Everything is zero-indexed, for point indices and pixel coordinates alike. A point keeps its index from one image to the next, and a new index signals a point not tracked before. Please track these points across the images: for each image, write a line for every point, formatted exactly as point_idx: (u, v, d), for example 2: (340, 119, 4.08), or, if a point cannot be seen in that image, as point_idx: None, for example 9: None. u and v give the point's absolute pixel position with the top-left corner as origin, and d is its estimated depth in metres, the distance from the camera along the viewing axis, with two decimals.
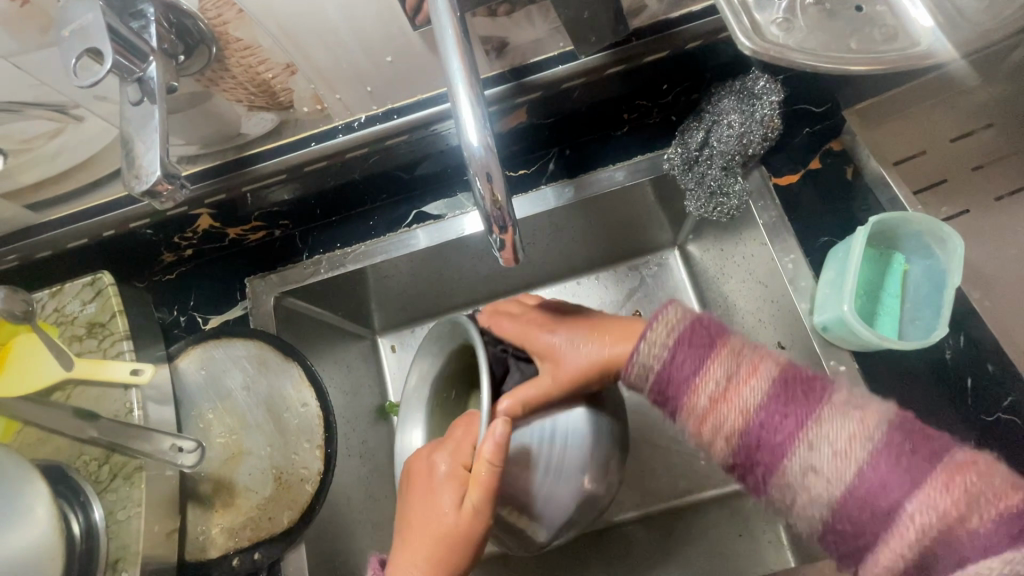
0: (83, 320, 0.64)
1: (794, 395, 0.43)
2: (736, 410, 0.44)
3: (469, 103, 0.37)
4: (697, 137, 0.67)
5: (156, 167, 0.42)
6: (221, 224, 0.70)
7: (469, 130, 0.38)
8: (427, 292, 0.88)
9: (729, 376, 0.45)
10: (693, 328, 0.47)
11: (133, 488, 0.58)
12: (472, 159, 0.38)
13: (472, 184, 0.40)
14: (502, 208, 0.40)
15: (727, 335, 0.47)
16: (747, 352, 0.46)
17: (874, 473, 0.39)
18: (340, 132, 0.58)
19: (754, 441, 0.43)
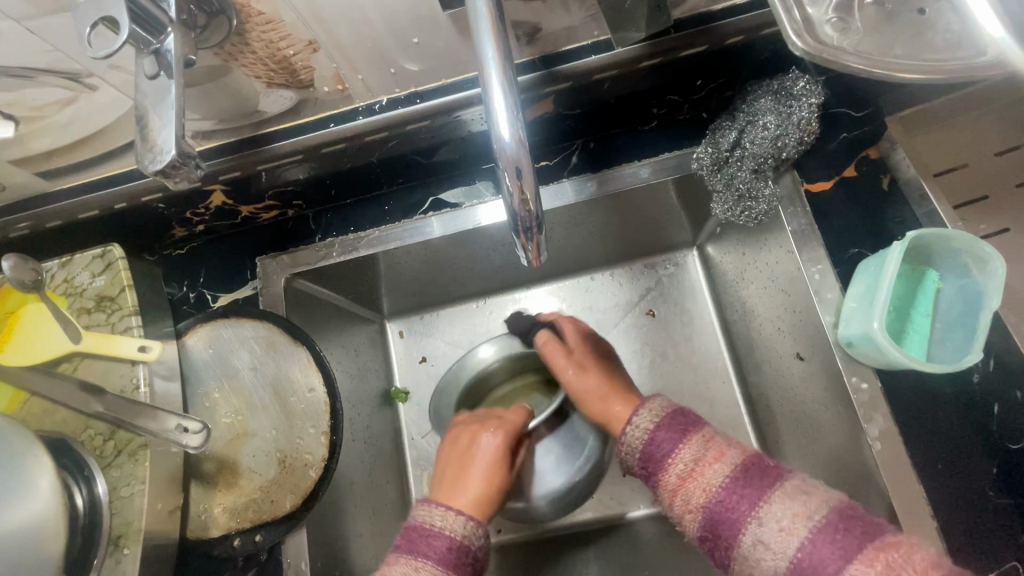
0: (92, 292, 0.64)
1: (761, 483, 0.49)
2: (699, 487, 0.51)
3: (502, 94, 0.35)
4: (729, 137, 0.64)
5: (171, 145, 0.40)
6: (234, 201, 0.69)
7: (501, 123, 0.36)
8: (439, 279, 0.87)
9: (698, 457, 0.52)
10: (666, 424, 0.56)
11: (137, 465, 0.57)
12: (501, 155, 0.36)
13: (500, 179, 0.38)
14: (531, 208, 0.38)
15: (702, 425, 0.55)
16: (718, 441, 0.53)
17: (814, 549, 0.44)
18: (360, 115, 0.56)
19: (712, 515, 0.49)
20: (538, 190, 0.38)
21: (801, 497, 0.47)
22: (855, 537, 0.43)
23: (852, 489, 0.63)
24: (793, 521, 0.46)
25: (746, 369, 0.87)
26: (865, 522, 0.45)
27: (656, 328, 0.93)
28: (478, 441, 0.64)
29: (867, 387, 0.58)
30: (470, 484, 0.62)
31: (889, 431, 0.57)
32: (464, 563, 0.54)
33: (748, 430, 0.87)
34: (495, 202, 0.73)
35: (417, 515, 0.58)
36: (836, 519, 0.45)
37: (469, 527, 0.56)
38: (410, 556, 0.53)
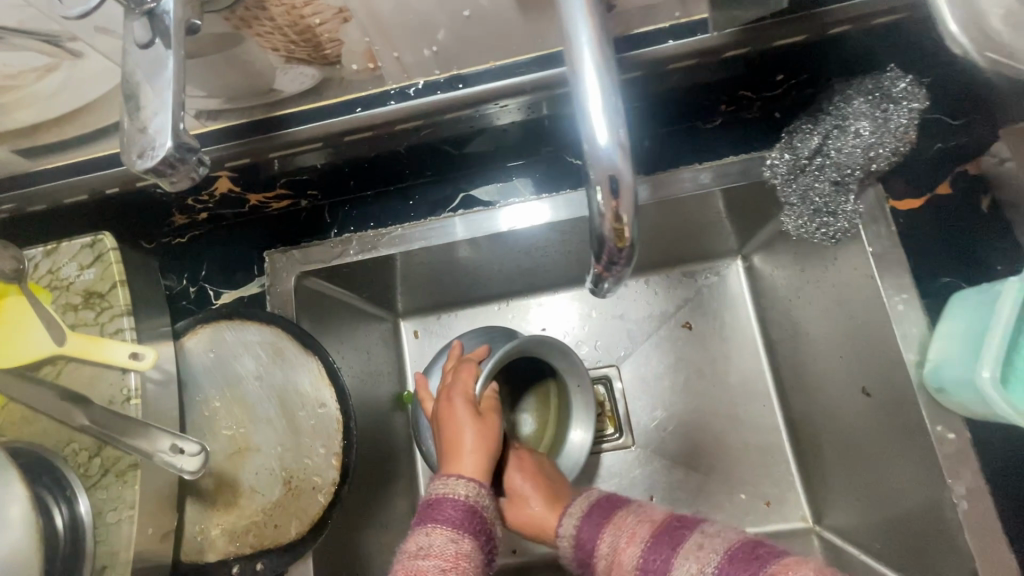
0: (80, 287, 0.56)
1: (668, 545, 0.47)
2: (623, 571, 0.49)
3: (600, 85, 0.28)
4: (810, 143, 0.57)
5: (167, 137, 0.32)
6: (241, 189, 0.61)
7: (593, 121, 0.29)
8: (461, 279, 0.80)
9: (614, 546, 0.51)
10: (591, 513, 0.56)
11: (126, 488, 0.51)
12: (595, 162, 0.29)
13: (590, 196, 0.30)
14: (624, 240, 0.30)
15: (620, 509, 0.54)
16: (630, 519, 0.52)
17: None
18: (392, 99, 0.48)
19: None
20: (638, 217, 0.30)
21: (698, 551, 0.46)
22: (749, 570, 0.43)
23: (919, 545, 0.56)
24: (697, 573, 0.45)
25: (789, 393, 0.80)
26: (757, 555, 0.44)
27: (693, 342, 0.85)
28: (452, 402, 0.59)
29: (954, 438, 0.52)
30: (464, 443, 0.56)
31: (979, 489, 0.51)
32: (475, 522, 0.51)
33: (788, 459, 0.80)
34: (523, 205, 0.65)
35: (427, 492, 0.54)
36: (731, 564, 0.44)
37: (473, 487, 0.53)
38: (422, 526, 0.50)
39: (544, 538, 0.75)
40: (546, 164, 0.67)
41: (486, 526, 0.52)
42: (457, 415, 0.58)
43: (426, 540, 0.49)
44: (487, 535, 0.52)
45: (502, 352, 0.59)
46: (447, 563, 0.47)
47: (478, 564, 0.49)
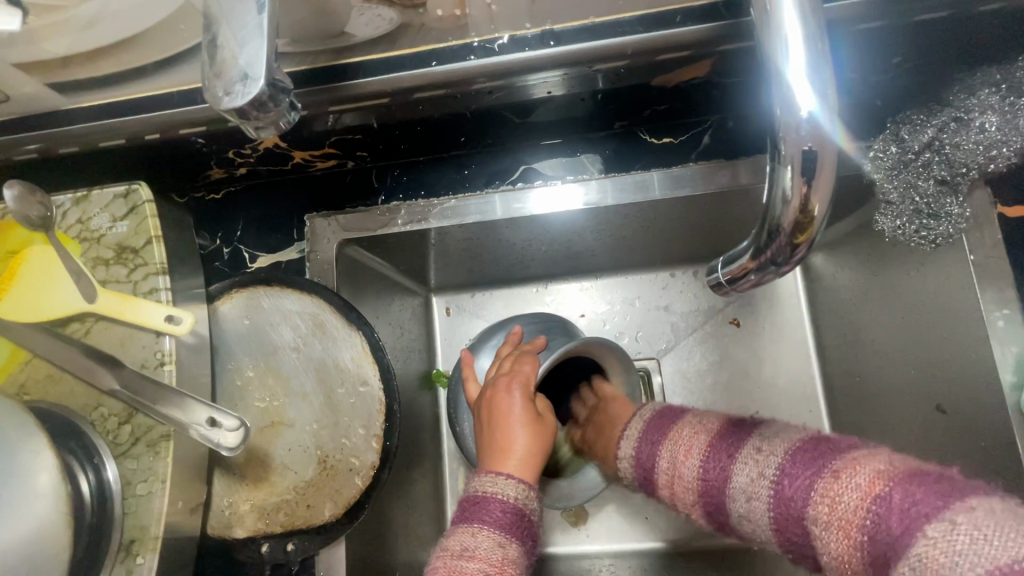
0: (111, 240, 0.52)
1: (734, 449, 0.47)
2: (687, 468, 0.49)
3: (805, 58, 0.28)
4: (922, 136, 0.54)
5: (261, 72, 0.28)
6: (288, 145, 0.56)
7: (801, 88, 0.28)
8: (502, 255, 0.73)
9: (676, 447, 0.50)
10: (645, 432, 0.54)
11: (157, 459, 0.48)
12: (791, 135, 0.29)
13: (775, 176, 0.31)
14: (805, 236, 0.32)
15: (682, 416, 0.53)
16: (691, 428, 0.51)
17: (787, 487, 0.41)
18: (473, 54, 0.43)
19: (706, 497, 0.47)
20: (827, 207, 0.31)
21: (763, 449, 0.45)
22: (810, 467, 0.41)
23: None
24: (761, 467, 0.44)
25: None
26: (831, 446, 0.42)
27: (743, 341, 0.77)
28: (509, 397, 0.55)
29: None
30: (514, 444, 0.53)
31: None
32: (522, 526, 0.48)
33: None
34: (560, 188, 0.61)
35: (471, 486, 0.51)
36: (795, 455, 0.43)
37: (523, 490, 0.49)
38: (467, 524, 0.47)
39: (570, 530, 0.72)
40: (616, 141, 0.63)
41: (532, 530, 0.49)
42: (511, 412, 0.54)
43: (471, 541, 0.46)
44: (532, 537, 0.49)
45: (570, 347, 0.57)
46: (492, 568, 0.44)
47: (522, 571, 0.46)
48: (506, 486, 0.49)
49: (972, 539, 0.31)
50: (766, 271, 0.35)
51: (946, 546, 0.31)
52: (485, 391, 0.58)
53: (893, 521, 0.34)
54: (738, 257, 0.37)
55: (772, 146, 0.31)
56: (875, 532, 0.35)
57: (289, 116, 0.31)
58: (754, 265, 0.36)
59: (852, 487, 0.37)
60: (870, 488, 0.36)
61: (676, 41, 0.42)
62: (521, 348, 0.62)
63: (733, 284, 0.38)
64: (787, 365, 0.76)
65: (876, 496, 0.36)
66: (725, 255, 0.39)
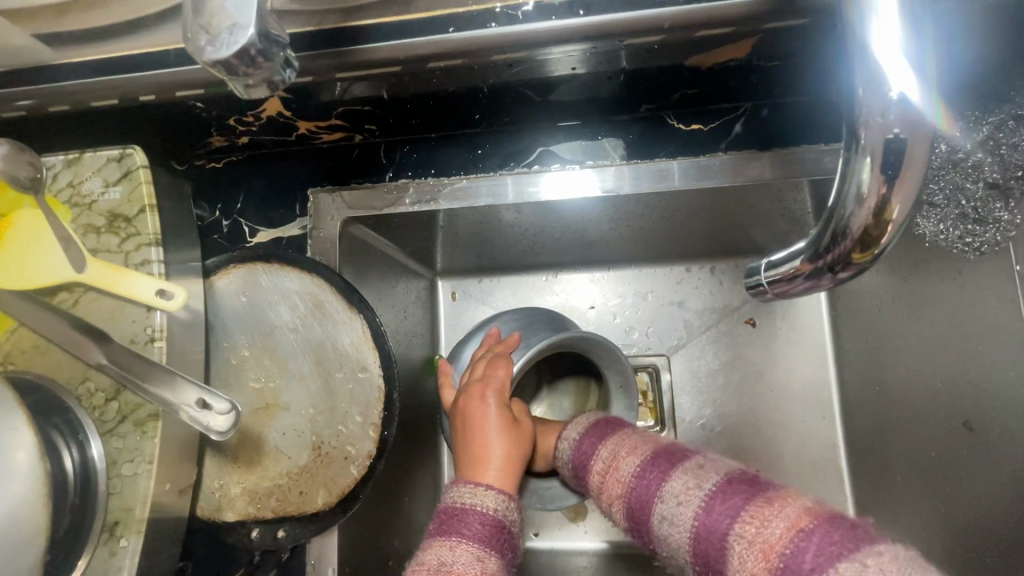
0: (103, 207, 0.49)
1: (665, 467, 0.45)
2: (616, 481, 0.47)
3: (902, 34, 0.25)
4: (978, 134, 0.50)
5: (251, 19, 0.26)
6: (292, 114, 0.53)
7: (896, 69, 0.26)
8: (513, 241, 0.70)
9: (614, 453, 0.49)
10: (591, 432, 0.53)
11: (145, 439, 0.46)
12: (875, 121, 0.26)
13: (850, 170, 0.28)
14: (866, 257, 0.29)
15: (625, 429, 0.52)
16: (634, 438, 0.50)
17: (706, 515, 0.40)
18: (494, 22, 0.39)
19: (632, 507, 0.45)
20: (907, 214, 0.28)
21: (697, 469, 0.44)
22: (739, 497, 0.40)
23: None
24: (688, 490, 0.43)
25: None
26: (757, 484, 0.41)
27: (758, 342, 0.74)
28: (483, 404, 0.54)
29: None
30: (490, 452, 0.51)
31: None
32: (502, 539, 0.46)
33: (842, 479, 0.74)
34: (579, 174, 0.58)
35: (448, 496, 0.48)
36: (723, 486, 0.42)
37: (503, 501, 0.47)
38: (444, 537, 0.45)
39: (567, 526, 0.70)
40: (641, 126, 0.59)
41: (513, 542, 0.47)
42: (486, 420, 0.53)
43: (449, 556, 0.44)
44: (513, 549, 0.47)
45: (543, 346, 0.55)
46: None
47: None
48: (484, 498, 0.47)
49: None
50: (820, 277, 0.32)
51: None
52: (459, 398, 0.56)
53: (809, 556, 0.35)
54: (789, 260, 0.33)
55: (850, 135, 0.28)
56: (791, 560, 0.36)
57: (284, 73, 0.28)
58: (807, 270, 0.32)
59: (774, 524, 0.37)
60: (794, 523, 0.37)
61: (718, 15, 0.38)
62: (495, 350, 0.59)
63: (776, 289, 0.35)
64: (803, 369, 0.73)
65: (800, 531, 0.36)
66: (770, 258, 0.35)
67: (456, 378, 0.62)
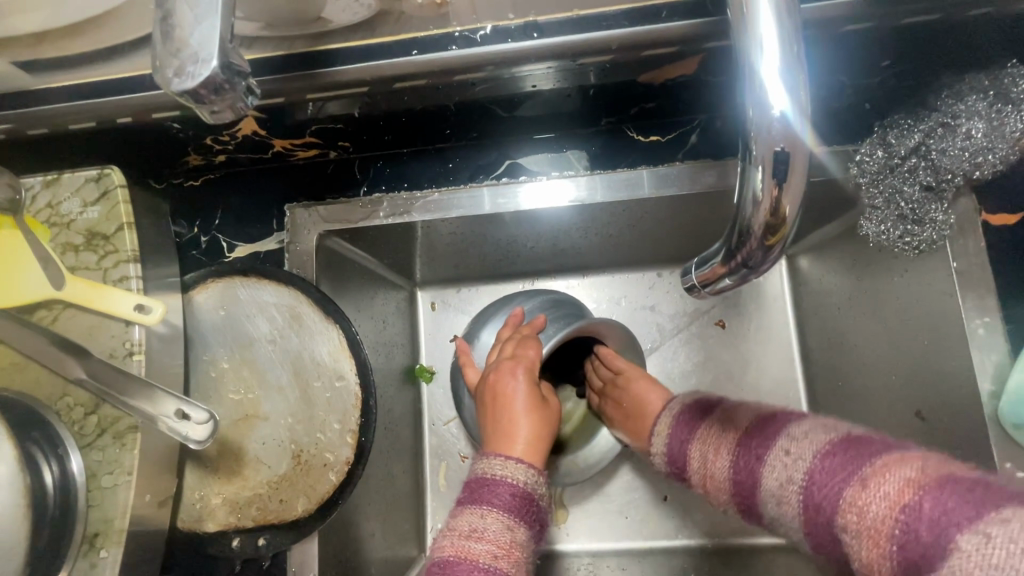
0: (82, 226, 0.50)
1: (760, 437, 0.47)
2: (717, 463, 0.50)
3: (779, 57, 0.28)
4: (909, 141, 0.55)
5: (214, 52, 0.28)
6: (267, 132, 0.55)
7: (772, 88, 0.28)
8: (488, 250, 0.72)
9: (705, 455, 0.51)
10: (677, 422, 0.56)
11: (124, 451, 0.46)
12: (762, 136, 0.28)
13: (747, 175, 0.30)
14: (777, 239, 0.31)
15: (716, 410, 0.54)
16: (719, 428, 0.51)
17: (814, 482, 0.41)
18: (455, 44, 0.42)
19: (739, 490, 0.48)
20: (801, 206, 0.30)
21: (793, 442, 0.44)
22: (850, 462, 0.39)
23: None
24: (789, 463, 0.43)
25: None
26: (868, 442, 0.40)
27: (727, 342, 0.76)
28: (512, 380, 0.55)
29: None
30: (520, 428, 0.53)
31: None
32: (530, 510, 0.47)
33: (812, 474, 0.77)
34: (548, 183, 0.60)
35: (479, 468, 0.50)
36: (835, 450, 0.41)
37: (532, 475, 0.49)
38: (476, 504, 0.47)
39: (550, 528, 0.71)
40: (603, 138, 0.62)
41: (540, 515, 0.48)
42: (516, 397, 0.54)
43: (479, 522, 0.46)
44: (539, 522, 0.49)
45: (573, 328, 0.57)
46: (499, 550, 0.45)
47: (527, 554, 0.46)
48: (514, 474, 0.48)
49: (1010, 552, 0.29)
50: (741, 273, 0.35)
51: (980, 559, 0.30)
52: (487, 376, 0.58)
53: (924, 529, 0.33)
54: (710, 259, 0.36)
55: (743, 145, 0.30)
56: (906, 541, 0.34)
57: (246, 100, 0.30)
58: (724, 268, 0.36)
59: (882, 493, 0.36)
60: (899, 498, 0.35)
61: (662, 37, 0.41)
62: (521, 331, 0.61)
63: (706, 287, 0.38)
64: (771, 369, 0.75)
65: (905, 505, 0.34)
66: (699, 259, 0.39)
67: (476, 357, 0.64)
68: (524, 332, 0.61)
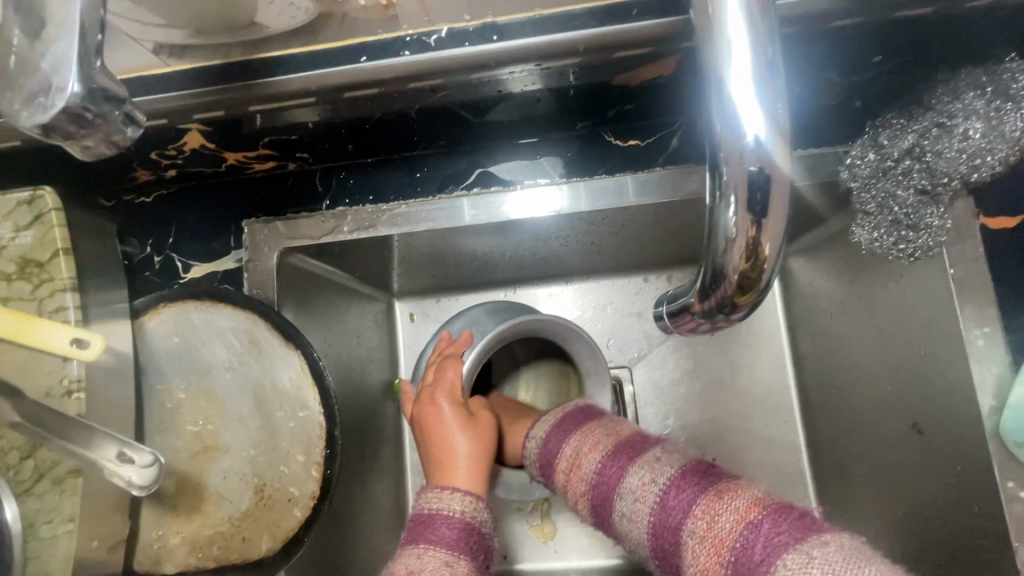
0: (15, 252, 0.46)
1: (703, 483, 0.40)
2: (649, 499, 0.42)
3: (751, 67, 0.25)
4: (902, 142, 0.52)
5: (70, 78, 0.24)
6: (216, 145, 0.51)
7: (744, 107, 0.25)
8: (463, 260, 0.68)
9: (639, 476, 0.43)
10: (610, 448, 0.46)
11: (63, 499, 0.43)
12: (733, 159, 0.26)
13: (716, 211, 0.27)
14: (748, 297, 0.29)
15: (655, 445, 0.46)
16: (664, 456, 0.44)
17: (753, 535, 0.35)
18: (407, 49, 0.38)
19: (657, 532, 0.41)
20: (779, 247, 0.27)
21: (735, 493, 0.38)
22: (787, 521, 0.35)
23: None
24: (724, 509, 0.37)
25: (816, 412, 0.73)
26: (800, 511, 0.36)
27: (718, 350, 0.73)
28: (437, 406, 0.53)
29: None
30: (453, 454, 0.50)
31: None
32: (472, 541, 0.45)
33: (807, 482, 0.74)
34: (522, 192, 0.57)
35: (419, 504, 0.48)
36: (771, 505, 0.36)
37: (469, 502, 0.47)
38: (413, 545, 0.44)
39: (537, 547, 0.68)
40: (579, 142, 0.58)
41: (484, 544, 0.46)
42: (443, 423, 0.52)
43: (416, 564, 0.43)
44: (485, 551, 0.46)
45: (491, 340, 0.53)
46: None
47: None
48: (449, 505, 0.46)
49: (825, 572, 0.32)
50: (710, 318, 0.31)
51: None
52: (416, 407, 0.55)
53: (758, 547, 0.35)
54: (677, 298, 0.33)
55: (710, 166, 0.27)
56: (741, 554, 0.35)
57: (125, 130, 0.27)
58: (696, 307, 0.32)
59: (729, 508, 0.37)
60: (745, 513, 0.36)
61: (634, 38, 0.37)
62: (445, 352, 0.58)
63: (675, 325, 0.35)
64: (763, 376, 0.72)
65: (749, 522, 0.36)
66: (670, 296, 0.35)
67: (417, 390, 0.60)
68: (448, 351, 0.57)
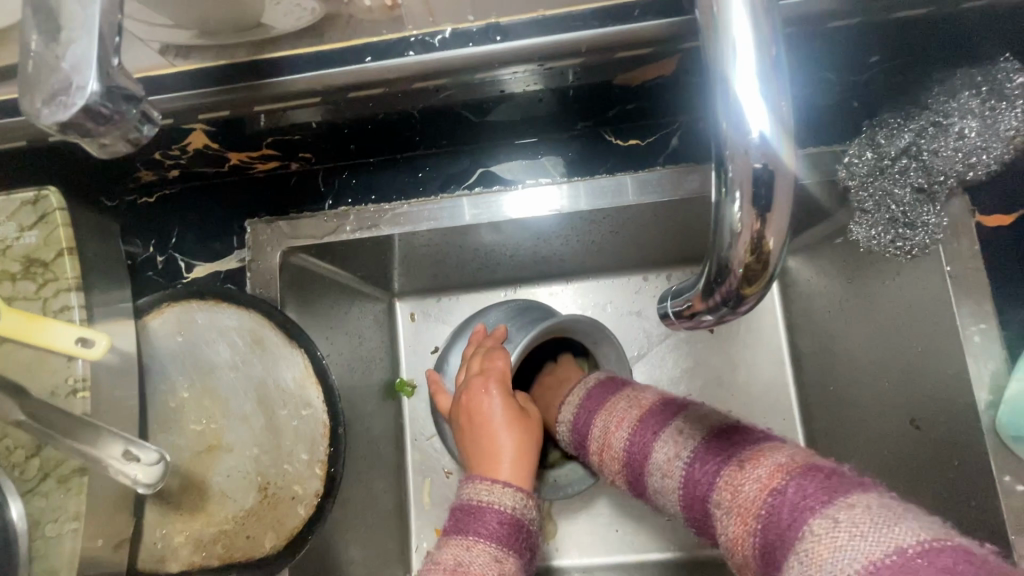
0: (19, 252, 0.47)
1: (726, 453, 0.41)
2: (677, 470, 0.43)
3: (754, 66, 0.25)
4: (899, 141, 0.53)
5: (91, 76, 0.24)
6: (220, 146, 0.51)
7: (748, 105, 0.25)
8: (465, 260, 0.68)
9: (665, 449, 0.45)
10: (640, 420, 0.48)
11: (69, 497, 0.43)
12: (739, 155, 0.26)
13: (722, 208, 0.28)
14: (753, 291, 0.29)
15: (685, 414, 0.47)
16: (692, 426, 0.45)
17: (777, 501, 0.35)
18: (411, 49, 0.39)
19: (688, 499, 0.42)
20: (783, 242, 0.28)
21: (761, 459, 0.39)
22: (812, 485, 0.35)
23: None
24: (750, 477, 0.38)
25: None
26: (830, 472, 0.35)
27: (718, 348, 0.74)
28: (485, 398, 0.54)
29: None
30: (501, 448, 0.51)
31: None
32: (520, 538, 0.45)
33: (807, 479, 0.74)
34: (524, 192, 0.57)
35: (464, 493, 0.48)
36: (797, 470, 0.36)
37: (520, 498, 0.47)
38: (460, 535, 0.44)
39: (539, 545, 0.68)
40: (581, 142, 0.59)
41: (530, 541, 0.46)
42: (490, 415, 0.53)
43: (465, 555, 0.43)
44: (530, 548, 0.46)
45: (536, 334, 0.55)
46: None
47: None
48: (498, 500, 0.46)
49: (852, 535, 0.31)
50: (716, 312, 0.32)
51: (828, 542, 0.31)
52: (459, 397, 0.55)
53: (784, 512, 0.35)
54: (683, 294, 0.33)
55: (716, 164, 0.28)
56: (767, 520, 0.35)
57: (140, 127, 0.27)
58: (700, 302, 0.32)
59: (753, 478, 0.38)
60: (768, 482, 0.37)
61: (636, 39, 0.38)
62: (485, 344, 0.59)
63: (682, 320, 0.35)
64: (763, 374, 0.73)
65: (773, 489, 0.36)
66: (676, 291, 0.35)
67: (448, 383, 0.61)
68: (489, 345, 0.59)
